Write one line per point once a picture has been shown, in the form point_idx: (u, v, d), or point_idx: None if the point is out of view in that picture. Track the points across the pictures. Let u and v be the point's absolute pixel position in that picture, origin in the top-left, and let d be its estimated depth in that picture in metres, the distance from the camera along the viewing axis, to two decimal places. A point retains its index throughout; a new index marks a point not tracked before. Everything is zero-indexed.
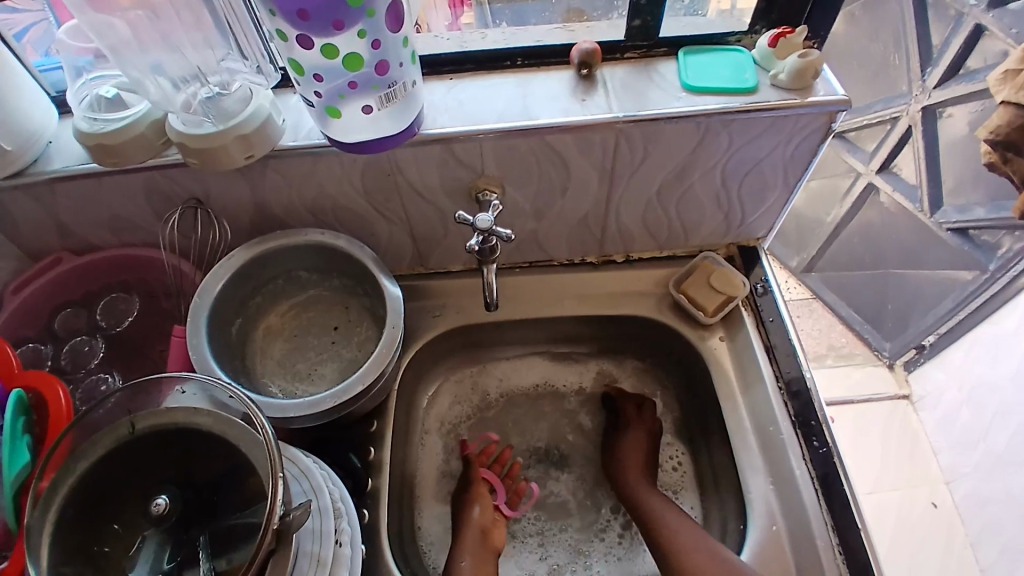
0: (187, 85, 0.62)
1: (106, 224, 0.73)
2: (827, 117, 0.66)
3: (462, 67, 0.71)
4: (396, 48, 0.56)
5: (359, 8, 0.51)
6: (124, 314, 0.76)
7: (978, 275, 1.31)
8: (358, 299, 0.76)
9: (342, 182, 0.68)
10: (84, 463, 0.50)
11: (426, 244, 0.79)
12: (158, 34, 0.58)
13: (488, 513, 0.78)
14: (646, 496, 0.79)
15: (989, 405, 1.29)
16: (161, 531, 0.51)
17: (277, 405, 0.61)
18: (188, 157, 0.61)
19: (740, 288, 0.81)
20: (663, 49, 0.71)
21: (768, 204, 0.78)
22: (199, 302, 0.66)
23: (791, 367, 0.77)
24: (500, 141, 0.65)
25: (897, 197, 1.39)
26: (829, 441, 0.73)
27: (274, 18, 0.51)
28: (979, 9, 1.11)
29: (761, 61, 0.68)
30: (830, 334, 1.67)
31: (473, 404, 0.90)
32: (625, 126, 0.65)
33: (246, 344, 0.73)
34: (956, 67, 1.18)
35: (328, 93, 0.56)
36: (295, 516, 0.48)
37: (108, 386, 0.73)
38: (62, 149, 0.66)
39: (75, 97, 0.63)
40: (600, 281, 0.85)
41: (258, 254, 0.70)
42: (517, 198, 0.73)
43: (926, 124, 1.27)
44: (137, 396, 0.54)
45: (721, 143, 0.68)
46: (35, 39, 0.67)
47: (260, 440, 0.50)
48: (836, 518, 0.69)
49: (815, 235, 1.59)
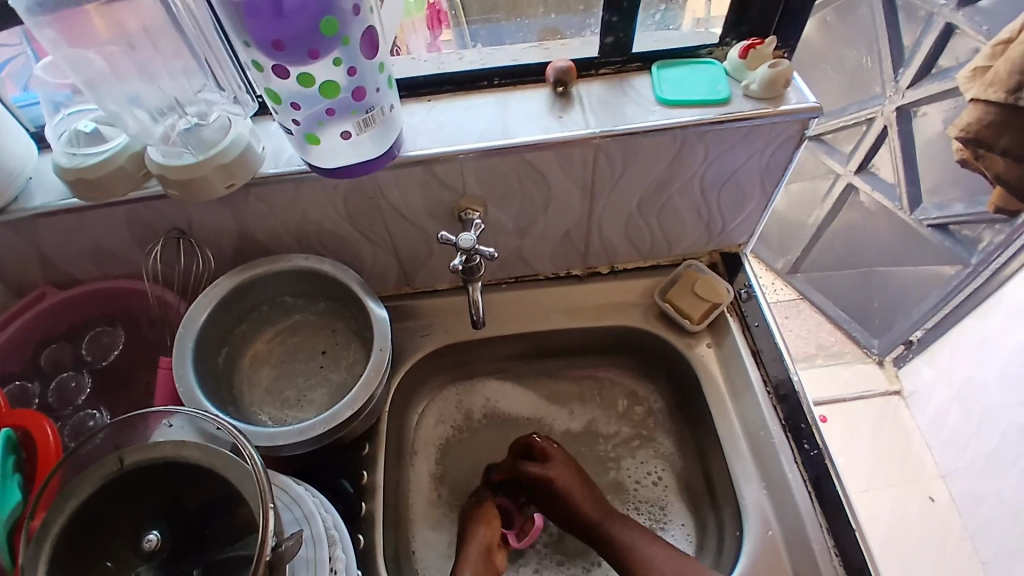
0: (165, 117, 0.62)
1: (88, 258, 0.72)
2: (800, 124, 0.67)
3: (440, 89, 0.71)
4: (373, 73, 0.57)
5: (334, 36, 0.52)
6: (109, 347, 0.76)
7: (960, 270, 1.32)
8: (344, 322, 0.76)
9: (324, 208, 0.69)
10: (74, 502, 0.49)
11: (411, 265, 0.80)
12: (135, 65, 0.58)
13: (490, 533, 0.76)
14: (616, 529, 0.75)
15: (978, 398, 1.30)
16: (153, 566, 0.51)
17: (266, 433, 0.61)
18: (169, 188, 0.61)
19: (723, 293, 0.81)
20: (637, 65, 0.72)
21: (748, 211, 0.79)
22: (184, 333, 0.66)
23: (778, 371, 0.78)
24: (480, 160, 0.65)
25: (877, 197, 1.41)
26: (819, 445, 0.73)
27: (249, 48, 0.51)
28: (949, 8, 1.13)
29: (733, 72, 0.69)
30: (818, 335, 1.68)
31: (457, 426, 0.88)
32: (602, 141, 0.65)
33: (233, 373, 0.73)
34: (929, 64, 1.20)
35: (306, 120, 0.57)
36: (286, 547, 0.48)
37: (96, 420, 0.72)
38: (42, 184, 0.66)
39: (54, 132, 0.63)
40: (586, 294, 0.86)
41: (242, 282, 0.70)
42: (500, 216, 0.74)
43: (901, 124, 1.29)
44: (123, 430, 0.54)
45: (699, 154, 0.69)
46: (13, 73, 0.67)
47: (248, 471, 0.50)
48: (831, 521, 0.70)
49: (798, 237, 1.61)
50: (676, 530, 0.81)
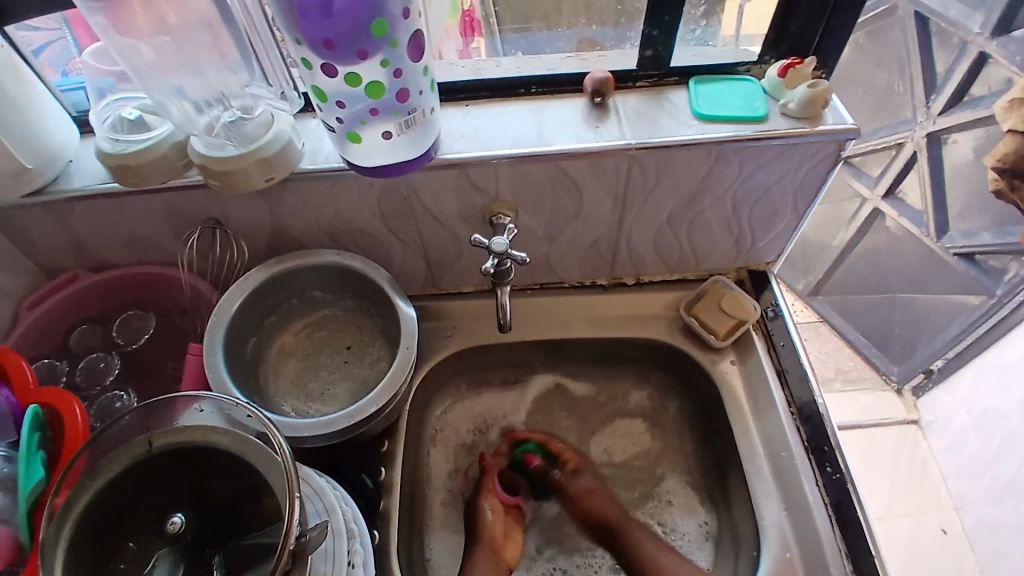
0: (210, 109, 0.63)
1: (125, 244, 0.74)
2: (837, 144, 0.67)
3: (478, 95, 0.72)
4: (417, 77, 0.57)
5: (382, 37, 0.52)
6: (140, 331, 0.77)
7: (985, 300, 1.31)
8: (371, 319, 0.77)
9: (359, 205, 0.70)
10: (100, 481, 0.51)
11: (439, 267, 0.81)
12: (181, 56, 0.59)
13: (500, 517, 0.79)
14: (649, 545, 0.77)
15: (997, 430, 1.29)
16: (175, 550, 0.51)
17: (292, 424, 0.62)
18: (210, 180, 0.62)
19: (751, 313, 0.81)
20: (674, 78, 0.73)
21: (778, 229, 0.79)
22: (216, 321, 0.67)
23: (804, 393, 0.78)
24: (515, 166, 0.66)
25: (903, 222, 1.39)
26: (842, 468, 0.73)
27: (300, 46, 0.53)
28: (983, 37, 1.12)
29: (771, 90, 0.69)
30: (838, 357, 1.66)
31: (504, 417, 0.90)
32: (636, 153, 0.66)
33: (260, 363, 0.74)
34: (960, 95, 1.20)
35: (349, 119, 0.58)
36: (310, 538, 0.49)
37: (123, 403, 0.74)
38: (82, 169, 0.67)
39: (98, 118, 0.64)
40: (610, 305, 0.86)
41: (274, 274, 0.71)
42: (530, 222, 0.74)
43: (930, 150, 1.28)
44: (153, 414, 0.55)
45: (733, 170, 0.69)
46: (52, 58, 0.68)
47: (277, 460, 0.50)
48: (850, 545, 0.69)
49: (821, 259, 1.60)
50: (689, 530, 0.82)
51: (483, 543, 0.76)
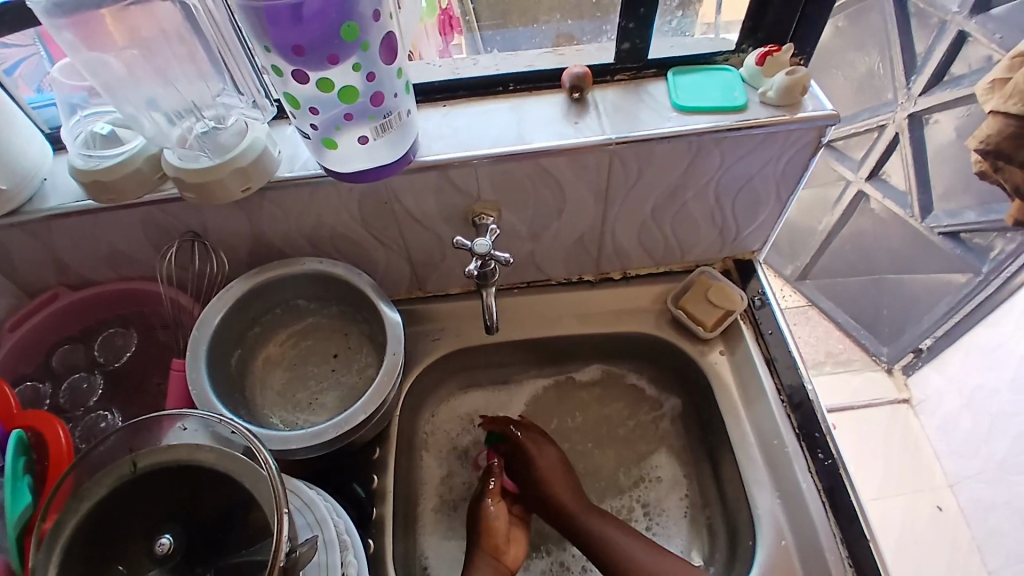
0: (182, 120, 0.62)
1: (104, 260, 0.72)
2: (817, 131, 0.67)
3: (455, 94, 0.71)
4: (391, 79, 0.57)
5: (354, 41, 0.52)
6: (123, 349, 0.76)
7: (971, 277, 1.31)
8: (357, 325, 0.76)
9: (339, 211, 0.69)
10: (87, 504, 0.50)
11: (423, 270, 0.80)
12: (152, 69, 0.58)
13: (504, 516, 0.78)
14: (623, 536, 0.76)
15: (989, 407, 1.29)
16: (166, 571, 0.50)
17: (279, 436, 0.61)
18: (185, 192, 0.61)
19: (737, 300, 0.81)
20: (652, 71, 0.72)
21: (762, 218, 0.78)
22: (198, 334, 0.66)
23: (792, 378, 0.77)
24: (495, 165, 0.65)
25: (887, 204, 1.40)
26: (833, 453, 0.72)
27: (269, 54, 0.51)
28: (961, 16, 1.13)
29: (749, 79, 0.69)
30: (827, 341, 1.67)
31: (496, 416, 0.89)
32: (617, 147, 0.65)
33: (246, 375, 0.73)
34: (940, 73, 1.20)
35: (324, 125, 0.57)
36: (301, 553, 0.48)
37: (108, 422, 0.73)
38: (57, 186, 0.66)
39: (68, 133, 0.63)
40: (597, 300, 0.85)
41: (256, 285, 0.70)
42: (513, 220, 0.74)
43: (913, 130, 1.29)
44: (137, 434, 0.54)
45: (714, 161, 0.69)
46: (26, 74, 0.67)
47: (263, 475, 0.49)
48: (844, 530, 0.69)
49: (808, 244, 1.60)
50: (672, 511, 0.82)
51: (482, 548, 0.75)
